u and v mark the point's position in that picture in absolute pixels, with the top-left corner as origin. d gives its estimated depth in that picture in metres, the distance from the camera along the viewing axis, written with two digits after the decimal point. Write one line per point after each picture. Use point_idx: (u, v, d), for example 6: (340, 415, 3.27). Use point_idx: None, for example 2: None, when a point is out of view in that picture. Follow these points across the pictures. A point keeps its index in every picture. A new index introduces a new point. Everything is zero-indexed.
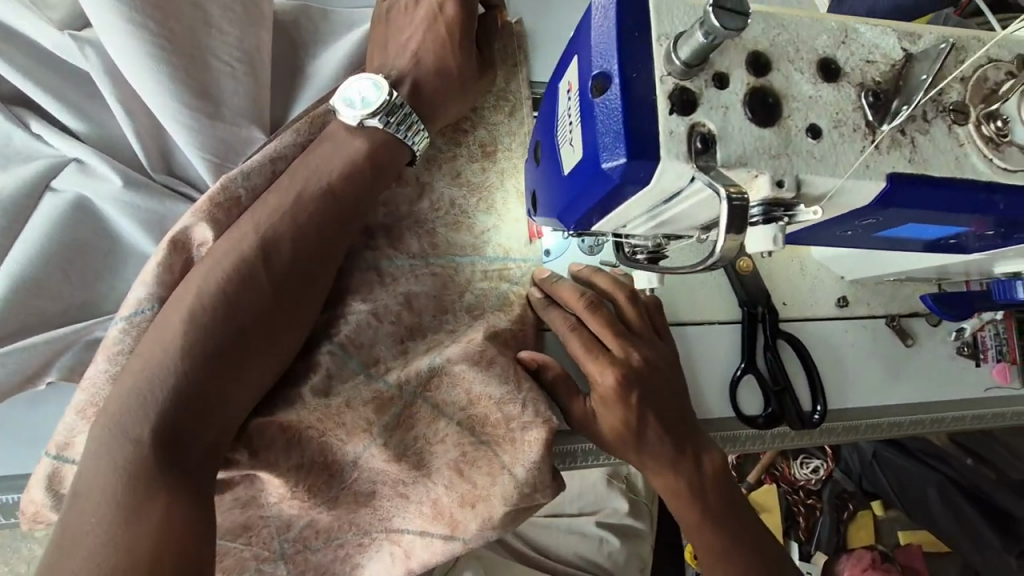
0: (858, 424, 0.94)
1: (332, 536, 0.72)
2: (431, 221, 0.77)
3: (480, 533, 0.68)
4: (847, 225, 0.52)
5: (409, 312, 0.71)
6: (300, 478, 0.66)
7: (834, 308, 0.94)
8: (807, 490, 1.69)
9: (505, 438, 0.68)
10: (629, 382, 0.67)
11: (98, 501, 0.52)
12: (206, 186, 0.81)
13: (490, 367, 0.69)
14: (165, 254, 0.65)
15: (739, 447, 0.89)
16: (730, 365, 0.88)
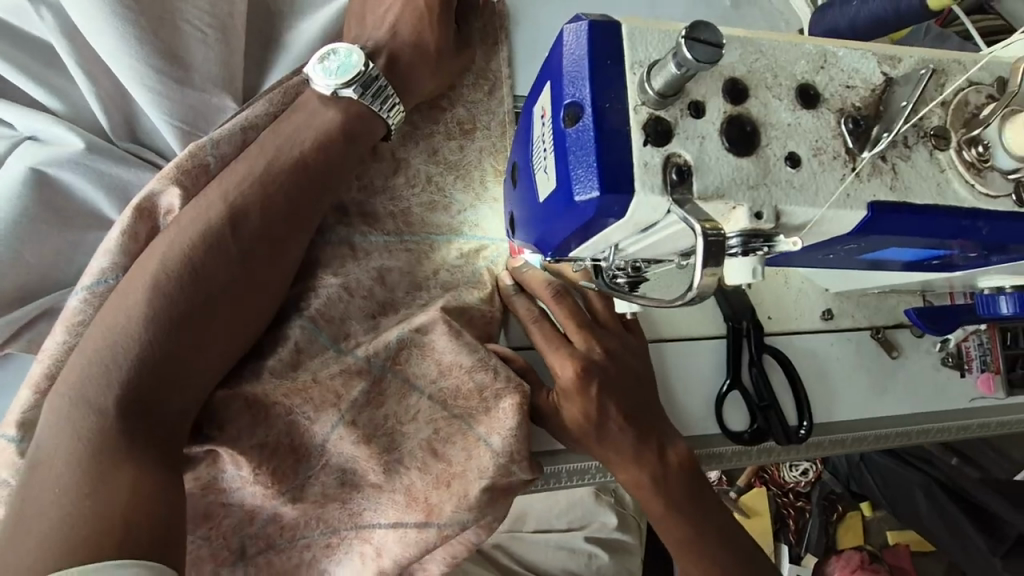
0: (845, 438, 0.93)
1: (298, 533, 0.70)
2: (407, 200, 0.76)
3: (455, 515, 0.68)
4: (829, 250, 0.51)
5: (381, 287, 0.72)
6: (264, 460, 0.64)
7: (819, 321, 0.94)
8: (796, 492, 1.71)
9: (479, 408, 0.70)
10: (590, 374, 0.70)
11: (59, 469, 0.51)
12: (173, 153, 0.80)
13: (460, 335, 0.70)
14: (130, 221, 0.64)
15: (725, 464, 0.88)
16: (715, 381, 0.88)
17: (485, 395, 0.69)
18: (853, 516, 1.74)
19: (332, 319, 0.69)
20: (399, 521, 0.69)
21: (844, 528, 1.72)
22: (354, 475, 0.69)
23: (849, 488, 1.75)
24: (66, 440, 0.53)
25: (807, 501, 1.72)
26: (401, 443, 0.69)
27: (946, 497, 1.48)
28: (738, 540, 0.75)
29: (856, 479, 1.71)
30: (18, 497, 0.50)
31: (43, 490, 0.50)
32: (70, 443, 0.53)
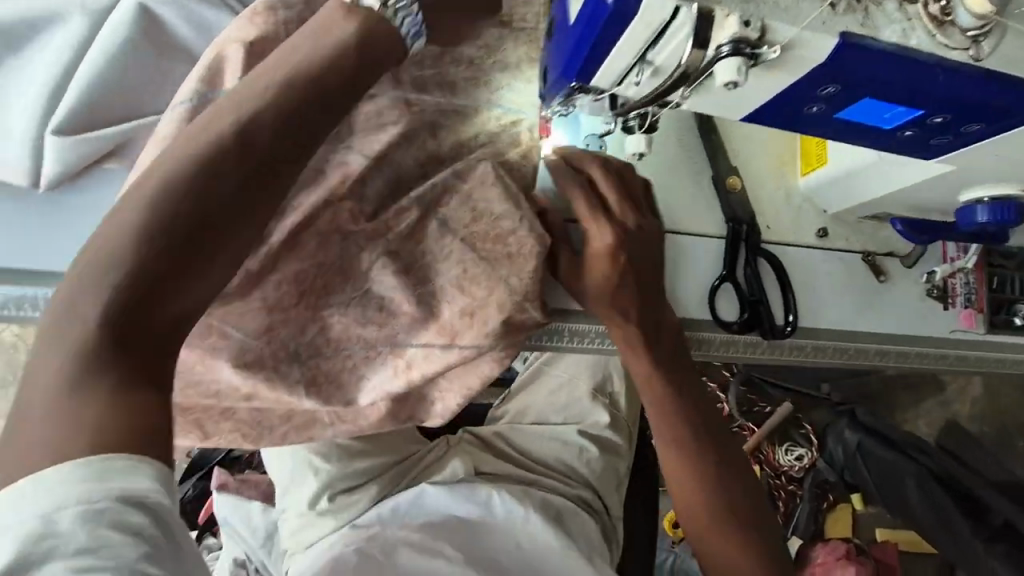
0: (828, 346, 1.01)
1: (340, 346, 0.81)
2: (454, 75, 0.85)
3: (475, 342, 0.81)
4: (811, 98, 0.61)
5: (428, 143, 0.82)
6: (319, 274, 0.78)
7: (814, 238, 1.02)
8: (789, 476, 1.85)
9: (502, 255, 0.81)
10: (622, 243, 0.82)
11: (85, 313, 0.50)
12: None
13: (496, 184, 0.81)
14: (211, 55, 0.73)
15: (713, 352, 0.97)
16: (712, 274, 0.96)
17: (507, 241, 0.81)
18: (845, 509, 1.81)
19: (381, 159, 0.78)
20: (428, 340, 0.81)
21: (833, 519, 1.81)
22: (393, 298, 0.80)
23: (842, 479, 1.80)
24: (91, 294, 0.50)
25: (799, 486, 1.84)
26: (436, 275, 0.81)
27: (941, 491, 1.54)
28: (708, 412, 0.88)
29: (851, 469, 1.76)
30: (43, 356, 0.49)
31: (56, 368, 0.48)
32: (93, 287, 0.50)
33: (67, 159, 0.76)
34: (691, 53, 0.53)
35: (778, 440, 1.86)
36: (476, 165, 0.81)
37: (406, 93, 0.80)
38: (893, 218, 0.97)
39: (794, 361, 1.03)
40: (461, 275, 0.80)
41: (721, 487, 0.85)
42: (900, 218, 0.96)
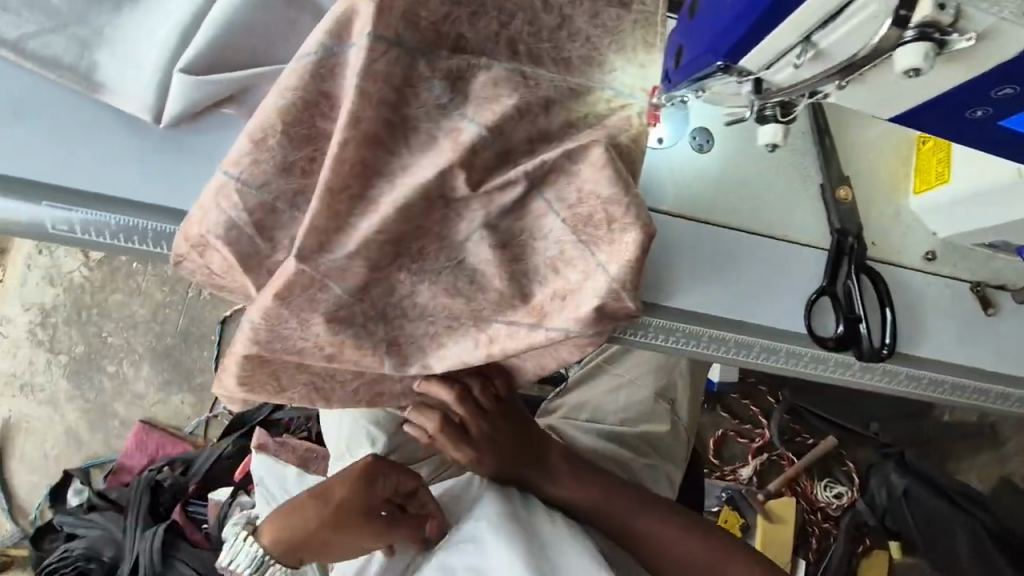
0: (923, 376, 0.96)
1: (427, 312, 0.80)
2: (568, 51, 0.80)
3: (567, 325, 0.78)
4: (980, 100, 0.57)
5: (541, 118, 0.77)
6: (416, 237, 0.77)
7: (919, 261, 0.96)
8: (826, 512, 1.81)
9: (604, 238, 0.77)
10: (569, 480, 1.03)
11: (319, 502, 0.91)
12: None
13: (606, 168, 0.76)
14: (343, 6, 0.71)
15: (800, 366, 0.93)
16: (810, 284, 0.92)
17: (610, 227, 0.77)
18: (880, 555, 1.76)
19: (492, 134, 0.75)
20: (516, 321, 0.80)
21: (868, 562, 1.76)
22: (485, 271, 0.79)
23: (882, 523, 1.72)
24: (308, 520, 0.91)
25: (836, 524, 1.80)
26: (531, 255, 0.80)
27: (993, 545, 1.55)
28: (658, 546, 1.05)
29: (894, 514, 1.69)
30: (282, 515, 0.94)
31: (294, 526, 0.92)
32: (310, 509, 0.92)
33: (190, 99, 0.77)
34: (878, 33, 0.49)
35: (818, 474, 1.85)
36: (589, 146, 0.76)
37: (521, 66, 0.77)
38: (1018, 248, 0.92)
39: (882, 386, 0.97)
40: (555, 258, 0.79)
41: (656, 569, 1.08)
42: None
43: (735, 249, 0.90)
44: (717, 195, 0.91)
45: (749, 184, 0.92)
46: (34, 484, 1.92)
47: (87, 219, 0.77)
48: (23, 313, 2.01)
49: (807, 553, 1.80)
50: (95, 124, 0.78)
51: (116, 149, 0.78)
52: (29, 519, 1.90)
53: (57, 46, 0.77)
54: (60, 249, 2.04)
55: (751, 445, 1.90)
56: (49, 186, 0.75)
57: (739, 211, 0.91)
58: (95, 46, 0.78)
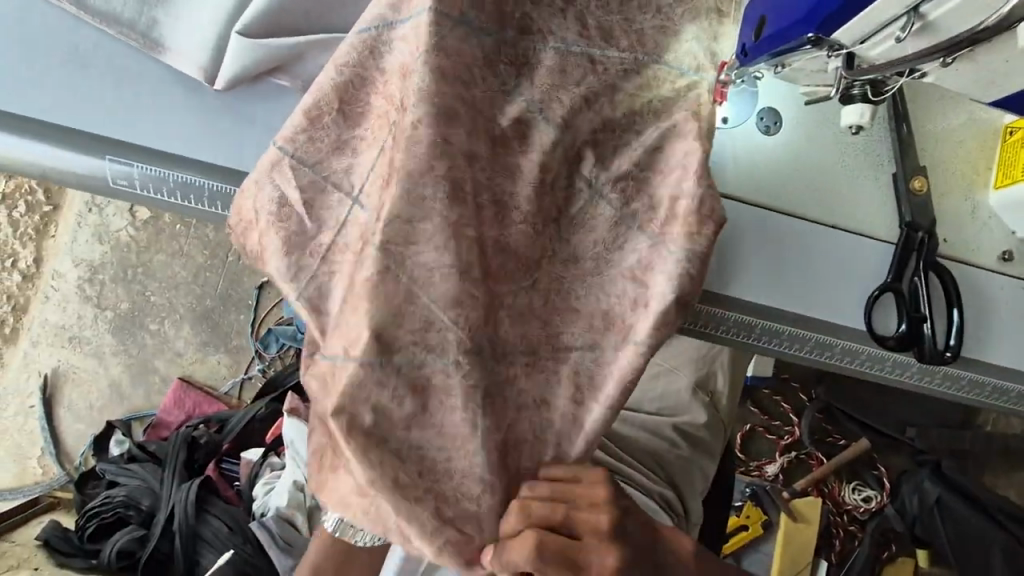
0: (986, 383, 0.91)
1: None
2: (638, 21, 0.69)
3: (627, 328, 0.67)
4: None
5: (605, 101, 0.67)
6: None
7: (995, 262, 0.90)
8: (852, 516, 1.76)
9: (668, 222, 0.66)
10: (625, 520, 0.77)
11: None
12: None
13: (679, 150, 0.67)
14: None
15: (855, 365, 0.90)
16: (873, 280, 0.87)
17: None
18: (905, 562, 1.69)
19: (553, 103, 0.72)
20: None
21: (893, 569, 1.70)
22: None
23: (912, 532, 1.67)
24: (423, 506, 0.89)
25: (862, 529, 1.75)
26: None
27: None
28: None
29: (924, 523, 1.65)
30: None
31: None
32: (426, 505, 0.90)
33: (250, 59, 0.77)
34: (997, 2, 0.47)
35: (846, 476, 1.80)
36: (657, 127, 0.68)
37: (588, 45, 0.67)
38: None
39: (940, 391, 0.93)
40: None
41: None
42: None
43: (796, 239, 0.86)
44: (781, 181, 0.86)
45: (816, 170, 0.87)
46: (80, 432, 2.00)
47: (147, 174, 0.77)
48: (73, 269, 2.07)
49: (829, 555, 1.74)
50: (154, 80, 0.79)
51: (170, 107, 0.78)
52: (75, 465, 1.97)
53: (117, 3, 0.78)
54: (110, 207, 2.10)
55: (780, 441, 1.87)
56: (112, 140, 0.76)
57: (803, 199, 0.86)
58: (156, 5, 0.78)
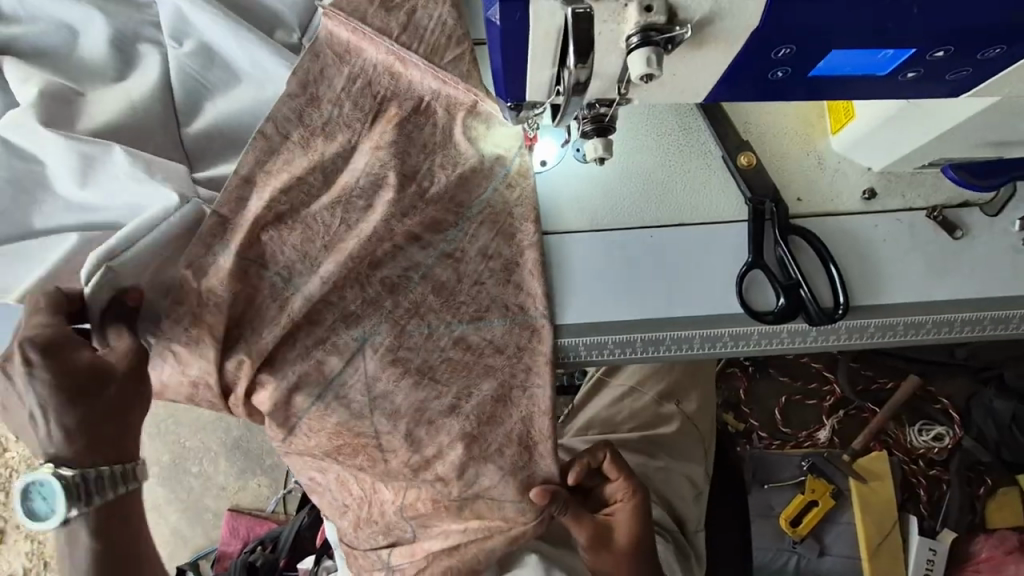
0: (896, 322, 0.88)
1: (388, 442, 0.83)
2: (428, 155, 0.85)
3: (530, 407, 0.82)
4: (769, 63, 0.53)
5: (419, 208, 0.83)
6: (317, 339, 0.81)
7: (859, 201, 0.89)
8: (930, 460, 1.50)
9: (491, 356, 0.83)
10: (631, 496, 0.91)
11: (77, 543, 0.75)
12: (229, 140, 0.91)
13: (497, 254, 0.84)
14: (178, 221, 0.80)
15: (754, 347, 0.89)
16: (737, 261, 0.88)
17: (531, 282, 0.84)
18: (1008, 493, 1.43)
19: (417, 256, 0.83)
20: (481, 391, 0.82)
21: (994, 506, 1.43)
22: (450, 359, 0.82)
23: (999, 458, 1.45)
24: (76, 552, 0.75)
25: (946, 471, 1.48)
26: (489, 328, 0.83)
27: None
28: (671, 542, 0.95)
29: (1008, 444, 1.44)
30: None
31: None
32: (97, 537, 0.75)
33: None
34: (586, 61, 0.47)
35: (906, 418, 1.54)
36: (454, 232, 0.84)
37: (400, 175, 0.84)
38: (945, 165, 0.86)
39: (859, 344, 0.90)
40: (515, 321, 0.83)
41: None
42: (951, 166, 0.86)
43: (647, 246, 0.88)
44: (615, 201, 0.89)
45: (646, 180, 0.90)
46: None
47: None
48: None
49: (918, 508, 1.46)
50: None
51: None
52: None
53: None
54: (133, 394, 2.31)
55: (824, 403, 1.59)
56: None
57: (644, 211, 0.89)
58: None
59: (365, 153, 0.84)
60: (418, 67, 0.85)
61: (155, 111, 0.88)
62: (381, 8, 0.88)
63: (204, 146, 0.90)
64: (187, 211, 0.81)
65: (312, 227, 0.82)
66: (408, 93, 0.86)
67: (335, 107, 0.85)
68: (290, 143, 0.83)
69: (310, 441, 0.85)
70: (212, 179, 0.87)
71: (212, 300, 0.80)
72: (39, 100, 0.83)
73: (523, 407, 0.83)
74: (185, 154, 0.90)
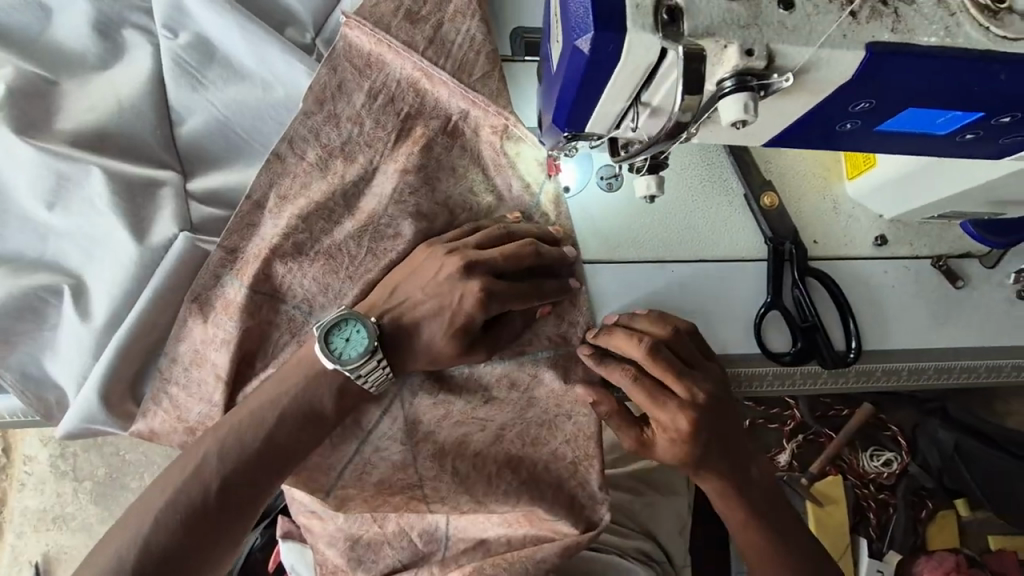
0: (900, 368, 0.90)
1: (410, 480, 0.80)
2: (452, 179, 0.80)
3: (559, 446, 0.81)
4: (843, 115, 0.52)
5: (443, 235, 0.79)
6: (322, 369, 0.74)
7: (872, 248, 0.91)
8: (879, 484, 1.42)
9: (519, 393, 0.81)
10: (698, 427, 0.73)
11: (186, 464, 0.68)
12: (230, 146, 0.83)
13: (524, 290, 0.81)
14: (180, 251, 0.75)
15: (766, 388, 0.88)
16: (755, 301, 0.87)
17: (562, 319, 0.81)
18: (947, 515, 1.42)
19: None
20: (500, 421, 0.81)
21: (933, 528, 1.42)
22: (494, 396, 0.81)
23: (942, 484, 1.42)
24: (200, 457, 0.68)
25: (892, 494, 1.42)
26: (534, 364, 0.81)
27: None
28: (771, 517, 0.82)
29: (950, 472, 1.40)
30: None
31: None
32: (215, 459, 0.68)
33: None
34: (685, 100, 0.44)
35: (859, 443, 1.46)
36: None
37: (421, 197, 0.79)
38: (964, 220, 0.87)
39: (863, 387, 0.92)
40: (558, 354, 0.81)
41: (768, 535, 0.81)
42: (971, 221, 0.87)
43: (668, 282, 0.86)
44: (638, 234, 0.87)
45: (668, 214, 0.88)
46: None
47: None
48: None
49: (865, 531, 1.40)
50: None
51: None
52: None
53: None
54: None
55: (784, 429, 1.50)
56: None
57: (666, 245, 0.87)
58: None
59: (390, 175, 0.79)
60: (447, 86, 0.79)
61: (146, 111, 0.80)
62: (405, 18, 0.82)
63: (202, 148, 0.83)
64: (176, 249, 0.75)
65: (335, 256, 0.77)
66: (434, 110, 0.80)
67: (355, 123, 0.80)
68: (306, 165, 0.78)
69: (326, 473, 0.80)
70: (213, 196, 0.81)
71: (219, 334, 0.75)
72: (10, 99, 0.76)
73: (565, 431, 0.81)
74: (178, 157, 0.82)
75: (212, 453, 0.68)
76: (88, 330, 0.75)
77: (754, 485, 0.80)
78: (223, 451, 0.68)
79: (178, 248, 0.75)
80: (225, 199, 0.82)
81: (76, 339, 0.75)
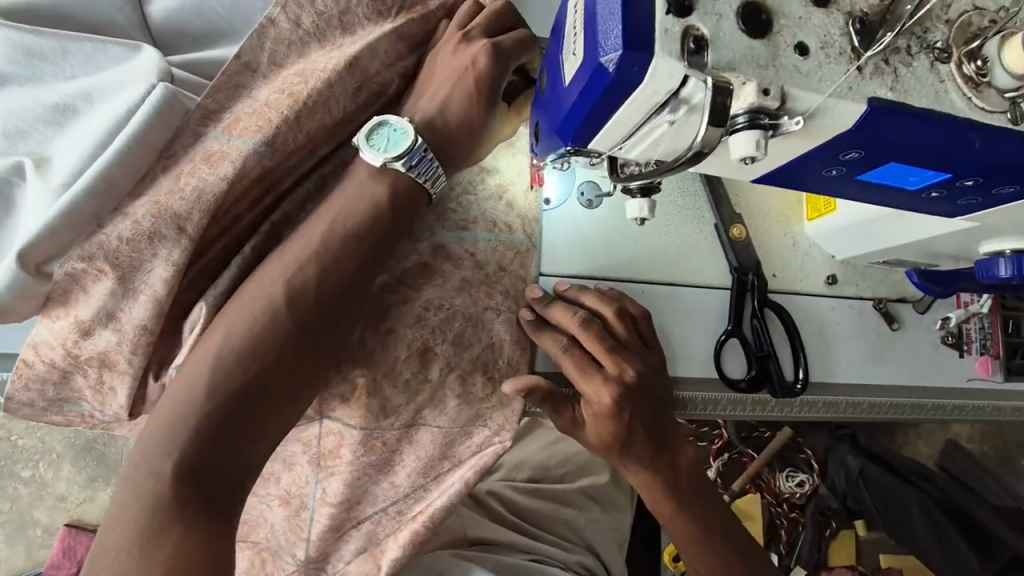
0: (839, 401, 0.95)
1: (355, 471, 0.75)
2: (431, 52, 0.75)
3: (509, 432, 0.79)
4: (832, 162, 0.54)
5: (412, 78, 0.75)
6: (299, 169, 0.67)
7: (823, 285, 0.96)
8: (791, 503, 1.50)
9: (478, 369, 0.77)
10: (623, 402, 0.74)
11: (331, 228, 0.65)
12: (208, 19, 0.76)
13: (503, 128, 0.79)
14: (149, 115, 0.65)
15: (719, 412, 0.91)
16: (716, 327, 0.90)
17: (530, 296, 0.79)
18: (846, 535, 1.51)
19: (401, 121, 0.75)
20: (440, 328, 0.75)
21: (834, 546, 1.50)
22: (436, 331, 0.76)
23: (846, 505, 1.48)
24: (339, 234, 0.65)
25: (801, 513, 1.50)
26: (483, 293, 0.77)
27: (942, 513, 1.36)
28: (703, 496, 0.82)
29: (854, 496, 1.46)
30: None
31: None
32: (337, 237, 0.65)
33: None
34: (707, 132, 0.44)
35: (776, 464, 1.52)
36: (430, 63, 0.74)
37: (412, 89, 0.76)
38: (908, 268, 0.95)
39: (806, 417, 0.97)
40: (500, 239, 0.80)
41: (697, 510, 0.81)
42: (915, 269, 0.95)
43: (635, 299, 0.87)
44: (613, 247, 0.88)
45: (643, 231, 0.90)
46: None
47: None
48: None
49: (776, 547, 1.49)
50: None
51: None
52: None
53: None
54: None
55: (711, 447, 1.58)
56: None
57: (638, 259, 0.89)
58: None
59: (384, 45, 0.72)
60: None
61: None
62: None
63: (175, 25, 0.76)
64: (153, 97, 0.65)
65: (319, 110, 0.68)
66: None
67: None
68: (302, 32, 0.71)
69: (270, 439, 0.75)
70: (191, 62, 0.74)
71: (191, 183, 0.64)
72: None
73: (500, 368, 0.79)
74: (151, 36, 0.76)
75: (330, 230, 0.65)
76: (47, 187, 0.65)
77: (680, 468, 0.80)
78: (339, 227, 0.65)
79: (157, 95, 0.66)
80: (202, 69, 0.75)
81: (38, 203, 0.65)
